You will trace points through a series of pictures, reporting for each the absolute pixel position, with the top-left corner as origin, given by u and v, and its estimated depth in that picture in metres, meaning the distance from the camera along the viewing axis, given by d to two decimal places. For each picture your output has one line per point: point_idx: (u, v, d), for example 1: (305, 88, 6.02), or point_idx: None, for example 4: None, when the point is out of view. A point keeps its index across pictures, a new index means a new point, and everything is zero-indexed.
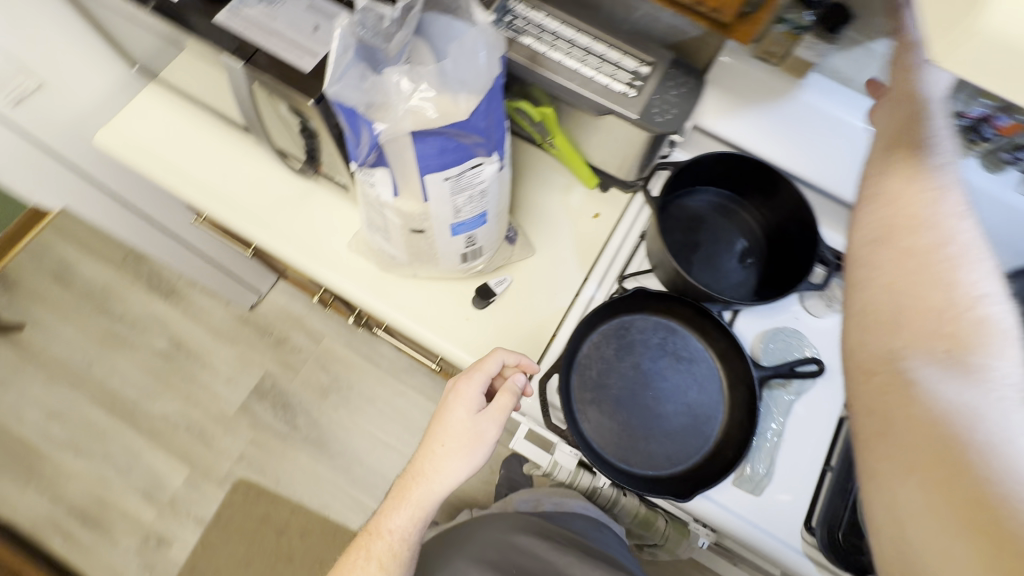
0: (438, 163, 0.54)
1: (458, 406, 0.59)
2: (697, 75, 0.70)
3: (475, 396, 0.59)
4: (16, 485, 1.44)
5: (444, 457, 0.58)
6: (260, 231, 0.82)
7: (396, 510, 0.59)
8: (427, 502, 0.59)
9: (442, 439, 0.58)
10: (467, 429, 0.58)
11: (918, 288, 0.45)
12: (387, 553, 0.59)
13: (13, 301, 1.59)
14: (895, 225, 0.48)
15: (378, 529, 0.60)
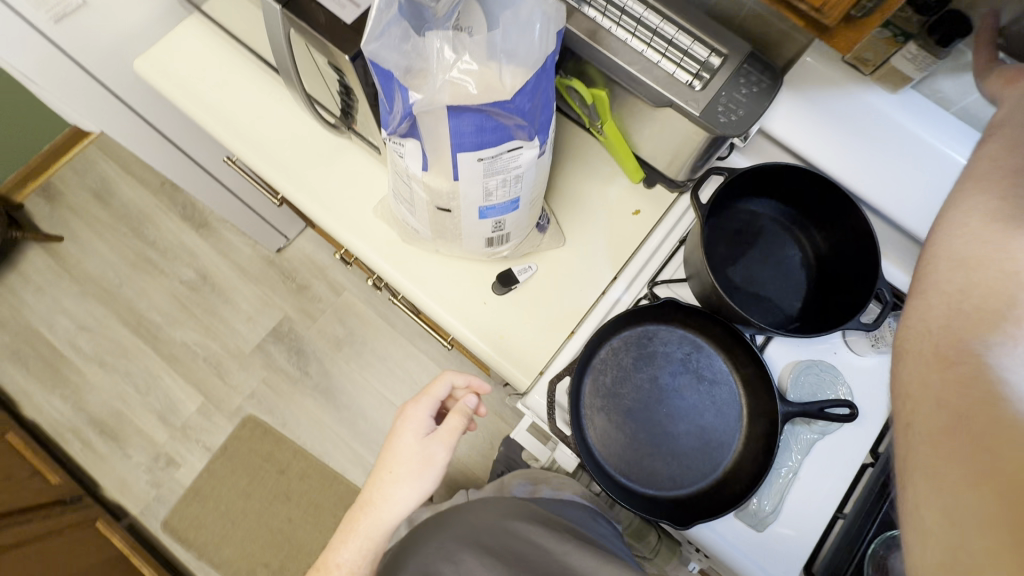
0: (473, 142, 0.51)
1: (406, 430, 0.58)
2: (775, 74, 0.62)
3: (425, 419, 0.59)
4: (43, 388, 1.51)
5: (391, 484, 0.56)
6: (287, 184, 0.80)
7: (342, 544, 0.56)
8: (376, 532, 0.55)
9: (390, 465, 0.57)
10: (416, 452, 0.57)
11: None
12: None
13: (55, 213, 1.64)
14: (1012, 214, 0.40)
15: (323, 567, 0.55)
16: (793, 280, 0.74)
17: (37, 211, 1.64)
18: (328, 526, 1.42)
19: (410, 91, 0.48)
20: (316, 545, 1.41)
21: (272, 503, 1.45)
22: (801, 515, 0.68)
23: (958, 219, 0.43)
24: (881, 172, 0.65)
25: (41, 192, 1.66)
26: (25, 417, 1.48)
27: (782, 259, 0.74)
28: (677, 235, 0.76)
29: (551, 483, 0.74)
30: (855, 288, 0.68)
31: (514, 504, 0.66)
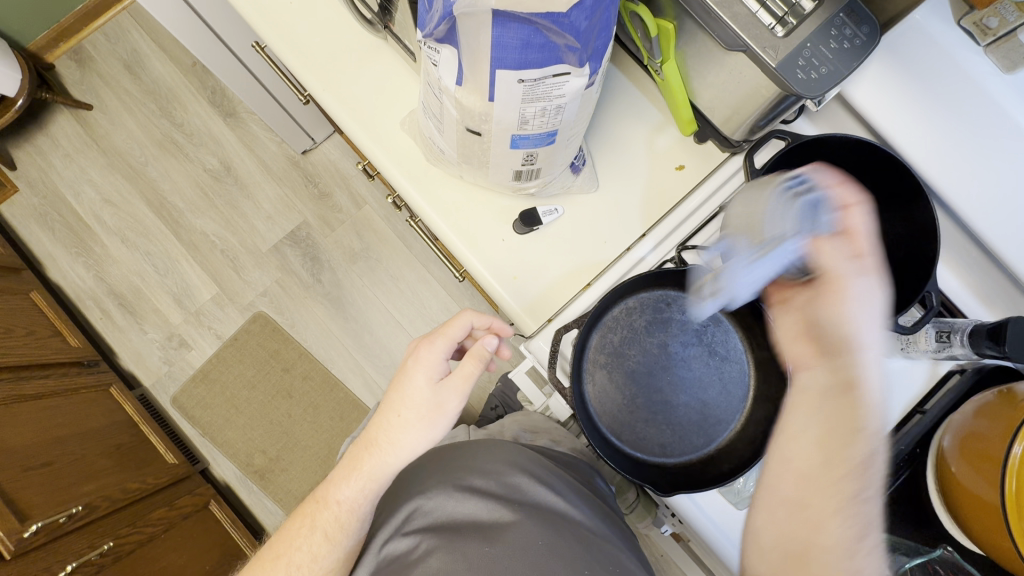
0: (515, 60, 0.45)
1: (418, 372, 0.56)
2: (872, 31, 0.54)
3: (438, 362, 0.56)
4: (67, 253, 1.55)
5: (399, 429, 0.55)
6: (314, 80, 0.75)
7: (345, 481, 0.57)
8: (380, 475, 0.56)
9: (399, 409, 0.55)
10: (428, 399, 0.55)
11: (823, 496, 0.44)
12: (333, 523, 0.58)
13: (84, 79, 1.60)
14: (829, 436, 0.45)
15: (324, 499, 0.58)
16: None
17: (67, 75, 1.60)
18: (325, 427, 1.49)
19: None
20: (312, 442, 1.49)
21: (275, 398, 1.51)
22: None
23: (792, 434, 0.48)
24: (970, 161, 0.58)
25: (72, 54, 1.61)
26: (49, 279, 1.53)
27: None
28: (719, 200, 0.70)
29: (552, 434, 0.74)
30: (902, 287, 0.63)
31: (512, 446, 0.67)
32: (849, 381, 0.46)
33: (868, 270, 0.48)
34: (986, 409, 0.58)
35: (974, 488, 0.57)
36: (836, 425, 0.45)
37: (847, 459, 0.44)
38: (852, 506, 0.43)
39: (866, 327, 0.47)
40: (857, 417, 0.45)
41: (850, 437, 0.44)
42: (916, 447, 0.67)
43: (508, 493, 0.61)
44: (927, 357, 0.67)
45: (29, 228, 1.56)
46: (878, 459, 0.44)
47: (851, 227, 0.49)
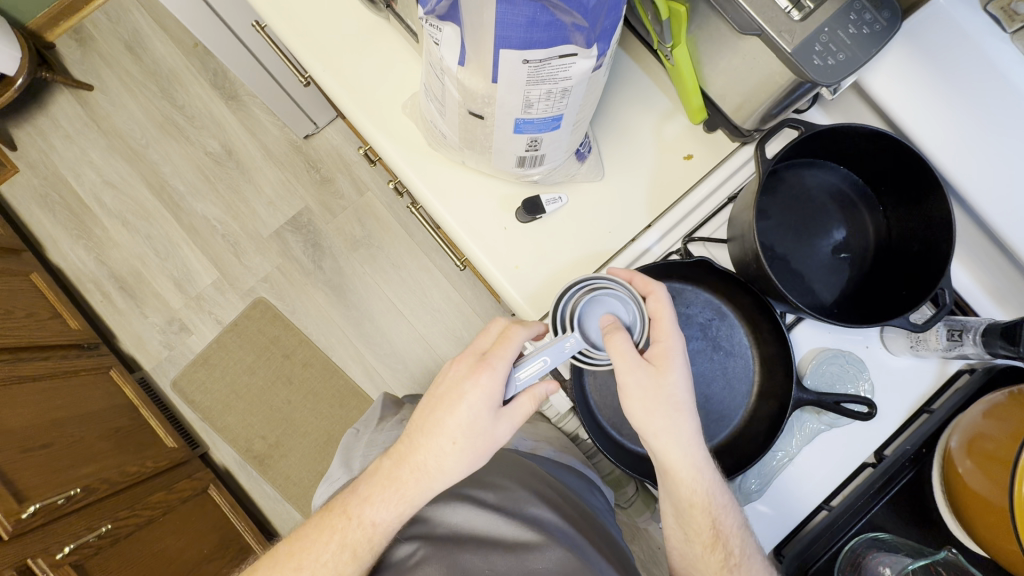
0: (520, 39, 0.44)
1: (482, 403, 0.52)
2: (892, 16, 0.52)
3: (501, 392, 0.53)
4: (67, 235, 1.54)
5: (451, 458, 0.53)
6: (314, 61, 0.73)
7: (382, 504, 0.56)
8: (419, 499, 0.56)
9: (455, 437, 0.53)
10: (487, 433, 0.53)
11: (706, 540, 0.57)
12: (364, 542, 0.57)
13: (85, 59, 1.58)
14: (691, 508, 0.56)
15: (357, 517, 0.57)
16: (845, 261, 0.66)
17: (67, 54, 1.58)
18: (324, 415, 1.49)
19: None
20: (311, 429, 1.49)
21: (275, 385, 1.51)
22: (782, 496, 0.68)
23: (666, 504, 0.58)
24: (997, 157, 0.56)
25: (72, 34, 1.59)
26: (49, 261, 1.53)
27: (840, 237, 0.66)
28: (726, 192, 0.70)
29: (553, 443, 0.77)
30: (914, 284, 0.61)
31: (507, 459, 0.73)
32: (672, 468, 0.54)
33: (670, 355, 0.54)
34: (997, 409, 0.57)
35: (974, 485, 0.56)
36: (681, 509, 0.56)
37: (704, 535, 0.57)
38: (723, 546, 0.57)
39: (671, 412, 0.53)
40: (688, 497, 0.55)
41: (694, 516, 0.56)
42: (921, 448, 0.65)
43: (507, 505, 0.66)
44: (936, 356, 0.64)
45: (29, 210, 1.55)
46: (729, 520, 0.57)
47: (653, 314, 0.55)
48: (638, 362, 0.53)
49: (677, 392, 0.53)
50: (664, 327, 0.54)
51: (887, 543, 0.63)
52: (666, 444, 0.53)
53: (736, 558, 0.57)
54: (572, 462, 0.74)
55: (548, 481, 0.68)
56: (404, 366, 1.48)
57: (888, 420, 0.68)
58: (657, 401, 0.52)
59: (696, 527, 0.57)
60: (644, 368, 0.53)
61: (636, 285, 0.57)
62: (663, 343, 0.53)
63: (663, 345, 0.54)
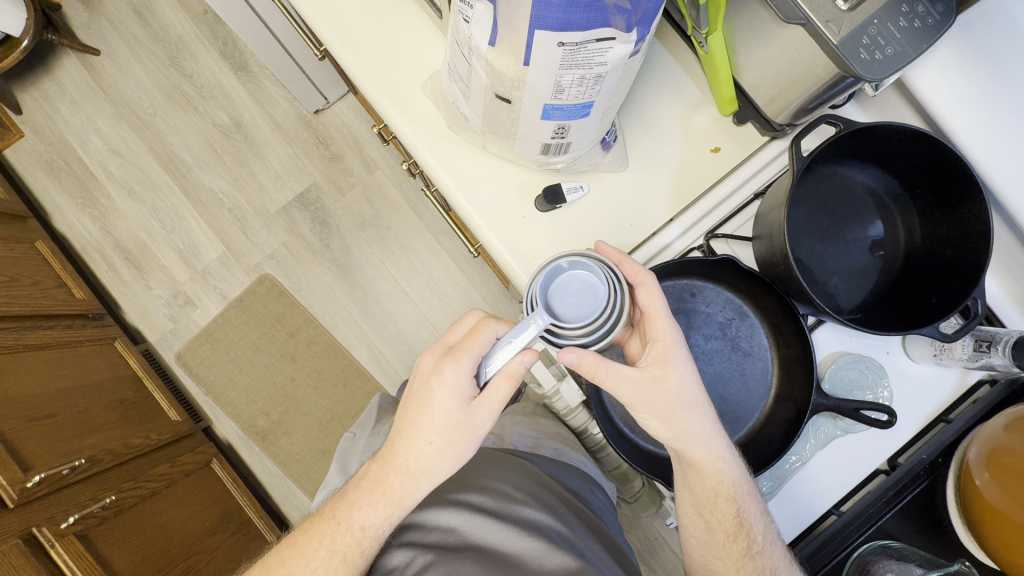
0: (558, 20, 0.41)
1: (446, 397, 0.52)
2: (946, 12, 0.50)
3: (467, 385, 0.52)
4: (73, 204, 1.52)
5: (433, 457, 0.54)
6: (331, 33, 0.70)
7: (371, 507, 0.57)
8: (406, 500, 0.56)
9: (430, 437, 0.53)
10: (461, 425, 0.53)
11: (729, 529, 0.59)
12: (353, 547, 0.57)
13: (92, 22, 1.55)
14: (715, 499, 0.57)
15: (347, 522, 0.58)
16: (870, 263, 0.64)
17: (74, 17, 1.55)
18: (327, 393, 1.49)
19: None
20: (314, 407, 1.49)
21: (279, 362, 1.50)
22: (792, 498, 0.67)
23: (687, 496, 0.60)
24: None
25: None
26: (55, 229, 1.51)
27: (867, 237, 0.64)
28: (754, 188, 0.67)
29: (554, 442, 0.77)
30: (945, 291, 0.60)
31: (504, 459, 0.72)
32: (694, 461, 0.56)
33: (669, 354, 0.53)
34: (1018, 423, 0.55)
35: (992, 499, 0.55)
36: (703, 500, 0.58)
37: (726, 527, 0.59)
38: (748, 538, 0.58)
39: (684, 411, 0.54)
40: (713, 486, 0.57)
41: (718, 506, 0.58)
42: (938, 457, 0.64)
43: (500, 505, 0.64)
44: (960, 366, 0.62)
45: (35, 176, 1.52)
46: (751, 508, 0.59)
47: (648, 304, 0.53)
48: (638, 375, 0.53)
49: (687, 391, 0.54)
50: (662, 324, 0.53)
51: (898, 551, 0.61)
52: (687, 443, 0.55)
53: (758, 545, 0.58)
54: (574, 460, 0.75)
55: (550, 483, 0.68)
56: (409, 348, 1.48)
57: (905, 427, 0.67)
58: (667, 404, 0.53)
59: (718, 514, 0.59)
60: (643, 377, 0.53)
61: (625, 271, 0.54)
62: (660, 343, 0.53)
63: (660, 345, 0.53)
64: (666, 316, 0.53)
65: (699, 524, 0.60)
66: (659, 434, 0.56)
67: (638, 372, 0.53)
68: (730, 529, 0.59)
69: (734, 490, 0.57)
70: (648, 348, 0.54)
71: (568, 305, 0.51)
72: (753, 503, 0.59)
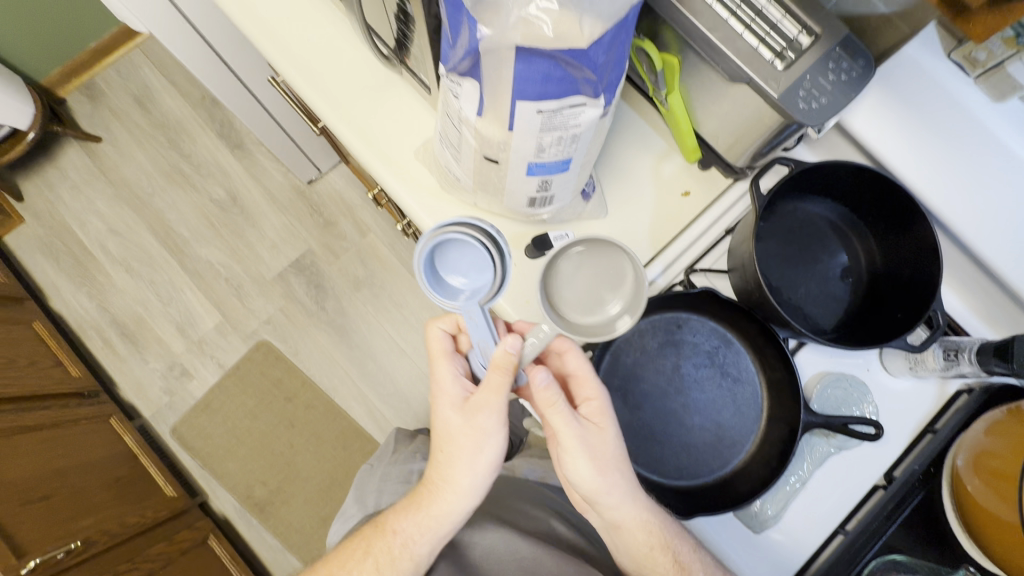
0: (536, 91, 0.47)
1: (443, 405, 0.61)
2: (867, 64, 0.58)
3: (455, 390, 0.61)
4: (70, 283, 1.55)
5: (446, 464, 0.62)
6: (329, 112, 0.77)
7: (406, 514, 0.67)
8: (436, 507, 0.65)
9: (443, 446, 0.62)
10: (464, 428, 0.60)
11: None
12: (390, 551, 0.67)
13: (95, 112, 1.65)
14: (652, 547, 0.64)
15: (384, 526, 0.69)
16: (836, 288, 0.70)
17: (78, 109, 1.65)
18: (327, 457, 1.47)
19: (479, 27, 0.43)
20: (313, 473, 1.47)
21: (276, 428, 1.49)
22: (799, 523, 0.68)
23: (624, 549, 0.66)
24: (968, 181, 0.60)
25: (83, 90, 1.66)
26: (52, 310, 1.53)
27: (833, 263, 0.70)
28: (724, 225, 0.74)
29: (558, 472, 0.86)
30: (908, 306, 0.64)
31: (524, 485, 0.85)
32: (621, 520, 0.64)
33: (605, 410, 0.59)
34: (998, 426, 0.58)
35: (988, 506, 0.57)
36: (640, 552, 0.65)
37: (670, 571, 0.64)
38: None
39: (615, 466, 0.60)
40: (646, 540, 0.64)
41: (654, 554, 0.64)
42: (930, 467, 0.67)
43: (519, 525, 0.77)
44: (935, 376, 0.66)
45: (33, 259, 1.56)
46: (684, 548, 0.65)
47: (574, 375, 0.60)
48: (576, 425, 0.58)
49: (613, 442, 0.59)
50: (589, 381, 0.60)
51: (907, 566, 0.64)
52: (612, 502, 0.61)
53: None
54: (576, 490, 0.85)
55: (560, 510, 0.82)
56: (407, 405, 1.48)
57: (895, 441, 0.70)
58: (603, 454, 0.59)
59: (652, 559, 0.65)
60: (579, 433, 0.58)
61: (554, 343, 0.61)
62: (596, 401, 0.59)
63: (596, 403, 0.59)
64: (591, 382, 0.60)
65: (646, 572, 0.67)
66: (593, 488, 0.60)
67: (579, 427, 0.58)
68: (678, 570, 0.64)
69: (668, 537, 0.65)
70: (584, 408, 0.60)
71: (469, 268, 0.54)
72: (689, 544, 0.65)
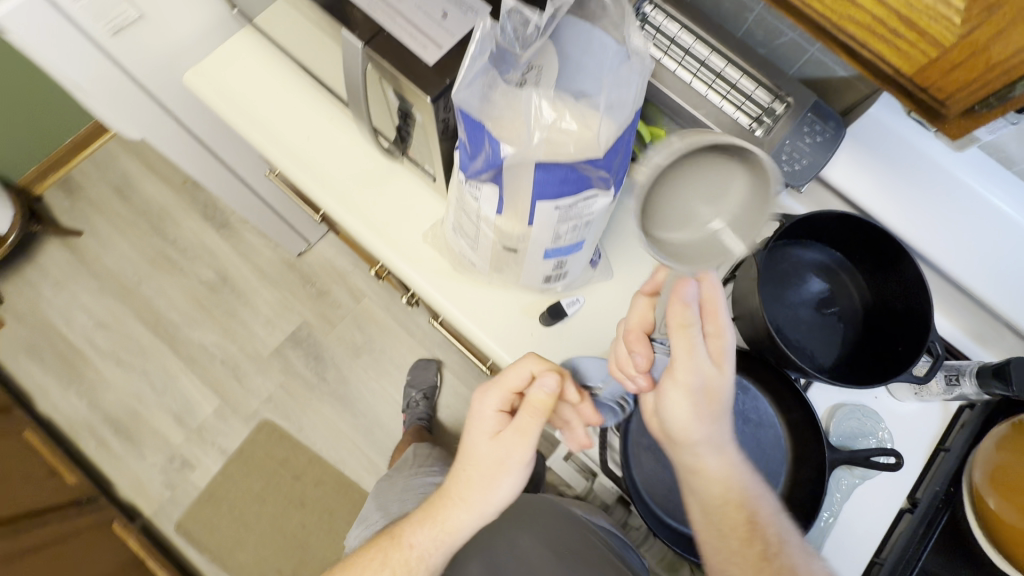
0: (554, 191, 0.50)
1: (477, 431, 0.60)
2: (837, 124, 0.64)
3: (489, 417, 0.60)
4: (58, 384, 1.50)
5: (467, 486, 0.60)
6: (335, 202, 0.79)
7: (419, 526, 0.63)
8: (451, 529, 0.61)
9: (466, 466, 0.60)
10: (490, 455, 0.58)
11: (741, 536, 0.56)
12: (403, 563, 0.63)
13: (74, 206, 1.63)
14: (727, 504, 0.57)
15: (399, 538, 0.64)
16: (835, 323, 0.74)
17: (56, 205, 1.64)
18: (342, 534, 1.43)
19: (502, 145, 0.48)
20: (329, 553, 1.42)
21: (287, 510, 1.44)
22: (837, 559, 0.70)
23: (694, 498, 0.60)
24: (936, 223, 0.67)
25: (60, 185, 1.65)
26: (40, 413, 1.48)
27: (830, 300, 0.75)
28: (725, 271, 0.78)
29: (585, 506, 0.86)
30: (908, 338, 0.68)
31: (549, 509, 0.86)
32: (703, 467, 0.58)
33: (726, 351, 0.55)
34: (1006, 441, 0.61)
35: (1010, 520, 0.60)
36: (711, 506, 0.58)
37: (739, 531, 0.56)
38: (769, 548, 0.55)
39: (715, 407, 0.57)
40: (721, 495, 0.58)
41: (727, 511, 0.57)
42: (950, 486, 0.69)
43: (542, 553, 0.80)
44: (940, 399, 0.71)
45: (18, 363, 1.52)
46: (764, 509, 0.58)
47: (707, 301, 0.54)
48: (699, 350, 0.54)
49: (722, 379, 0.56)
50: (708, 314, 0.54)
51: None
52: (701, 442, 0.57)
53: (775, 548, 0.56)
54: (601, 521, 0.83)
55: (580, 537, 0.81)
56: None
57: (911, 464, 0.73)
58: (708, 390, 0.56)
59: (728, 518, 0.57)
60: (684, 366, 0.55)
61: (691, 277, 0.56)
62: (719, 338, 0.55)
63: (720, 341, 0.55)
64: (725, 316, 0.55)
65: (707, 533, 0.59)
66: (686, 419, 0.56)
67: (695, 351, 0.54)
68: (746, 534, 0.56)
69: (751, 498, 0.58)
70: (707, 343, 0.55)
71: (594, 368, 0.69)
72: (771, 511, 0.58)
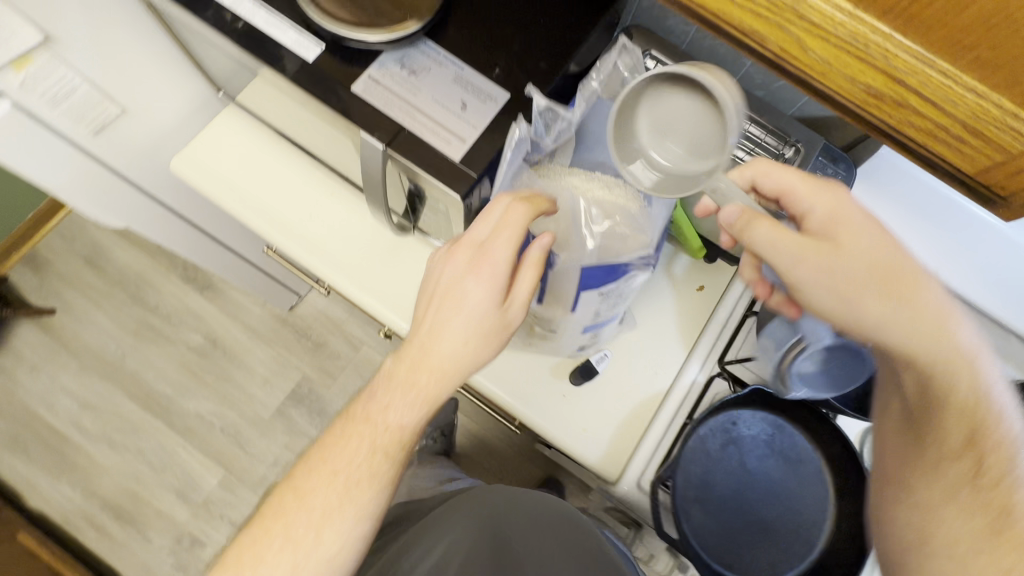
0: (598, 282, 0.56)
1: (472, 284, 0.50)
2: (846, 163, 0.65)
3: (491, 268, 0.50)
4: (48, 475, 1.42)
5: (464, 351, 0.50)
6: (342, 278, 0.77)
7: (399, 395, 0.51)
8: (441, 396, 0.51)
9: (459, 331, 0.50)
10: (496, 320, 0.51)
11: (952, 432, 0.45)
12: (386, 442, 0.51)
13: (43, 284, 1.55)
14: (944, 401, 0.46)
15: (376, 418, 0.51)
16: None
17: (24, 284, 1.55)
18: None
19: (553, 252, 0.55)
20: None
21: None
22: None
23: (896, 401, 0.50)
24: (938, 249, 0.71)
25: (25, 263, 1.56)
26: (32, 509, 1.40)
27: None
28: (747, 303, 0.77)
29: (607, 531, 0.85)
30: None
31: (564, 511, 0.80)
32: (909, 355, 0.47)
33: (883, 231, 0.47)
34: None
35: None
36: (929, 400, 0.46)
37: (962, 432, 0.45)
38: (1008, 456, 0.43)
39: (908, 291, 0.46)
40: (948, 390, 0.45)
41: (946, 413, 0.46)
42: None
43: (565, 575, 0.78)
44: None
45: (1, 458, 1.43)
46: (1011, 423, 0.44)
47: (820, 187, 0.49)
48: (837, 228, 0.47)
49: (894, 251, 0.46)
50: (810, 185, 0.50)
51: None
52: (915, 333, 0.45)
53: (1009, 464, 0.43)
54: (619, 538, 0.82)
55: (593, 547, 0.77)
56: None
57: None
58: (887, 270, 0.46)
59: (949, 419, 0.45)
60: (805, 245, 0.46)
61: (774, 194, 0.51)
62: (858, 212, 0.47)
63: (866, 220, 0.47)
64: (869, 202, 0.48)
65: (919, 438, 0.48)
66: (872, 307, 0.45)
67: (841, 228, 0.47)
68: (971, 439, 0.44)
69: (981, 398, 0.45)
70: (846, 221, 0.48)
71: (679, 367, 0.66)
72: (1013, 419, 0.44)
